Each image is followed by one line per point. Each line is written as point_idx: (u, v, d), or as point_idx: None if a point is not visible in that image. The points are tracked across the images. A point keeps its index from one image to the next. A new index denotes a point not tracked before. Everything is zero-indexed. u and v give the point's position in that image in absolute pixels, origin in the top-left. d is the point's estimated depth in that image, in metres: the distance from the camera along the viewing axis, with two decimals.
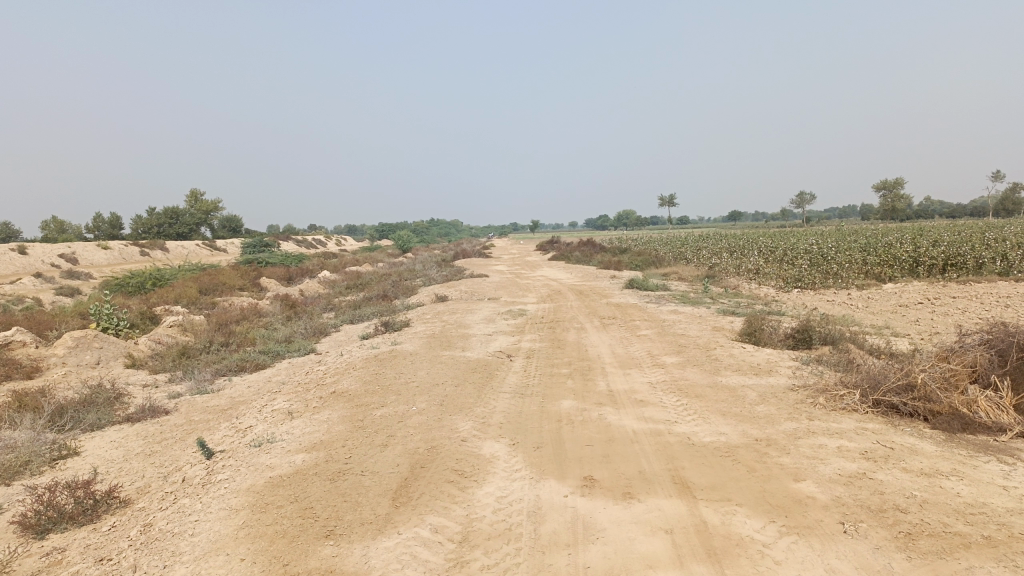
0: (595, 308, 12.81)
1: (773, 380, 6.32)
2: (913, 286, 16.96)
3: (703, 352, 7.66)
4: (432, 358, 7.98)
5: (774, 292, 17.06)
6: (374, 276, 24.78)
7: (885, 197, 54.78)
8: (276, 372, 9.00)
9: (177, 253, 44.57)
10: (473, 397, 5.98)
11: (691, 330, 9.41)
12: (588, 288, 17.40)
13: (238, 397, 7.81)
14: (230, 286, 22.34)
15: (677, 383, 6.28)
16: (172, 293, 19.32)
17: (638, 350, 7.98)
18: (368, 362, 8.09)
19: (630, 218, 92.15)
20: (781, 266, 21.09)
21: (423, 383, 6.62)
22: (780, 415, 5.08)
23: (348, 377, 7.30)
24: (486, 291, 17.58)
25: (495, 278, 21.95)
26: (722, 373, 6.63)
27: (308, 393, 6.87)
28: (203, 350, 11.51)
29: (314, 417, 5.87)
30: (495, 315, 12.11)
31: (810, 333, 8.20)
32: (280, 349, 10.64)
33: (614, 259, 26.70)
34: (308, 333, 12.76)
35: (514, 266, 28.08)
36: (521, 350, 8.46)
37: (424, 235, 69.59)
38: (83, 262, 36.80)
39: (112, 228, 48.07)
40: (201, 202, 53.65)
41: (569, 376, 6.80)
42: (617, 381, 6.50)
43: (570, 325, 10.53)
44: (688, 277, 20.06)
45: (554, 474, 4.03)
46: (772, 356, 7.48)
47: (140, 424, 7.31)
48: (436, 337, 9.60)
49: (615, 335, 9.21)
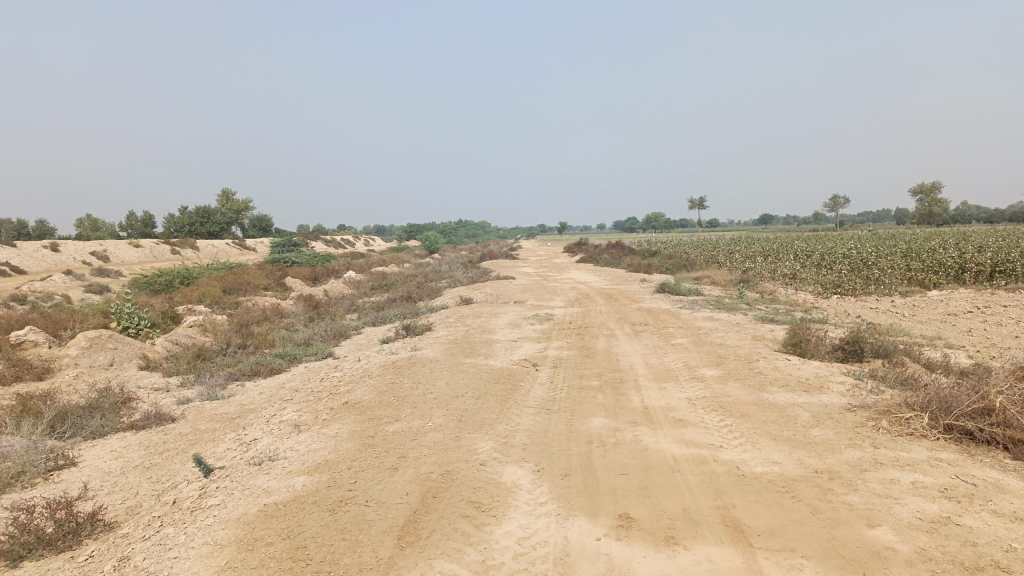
0: (625, 313, 12.26)
1: (826, 399, 5.73)
2: (961, 293, 16.12)
3: (744, 365, 7.08)
4: (453, 367, 7.48)
5: (813, 298, 16.33)
6: (399, 277, 24.40)
7: (923, 200, 53.36)
8: (290, 378, 8.57)
9: (206, 252, 44.72)
10: (494, 413, 5.47)
11: (729, 339, 8.82)
12: (618, 291, 16.83)
13: (248, 405, 7.38)
14: (255, 285, 22.11)
15: (718, 400, 5.71)
16: (195, 292, 19.10)
17: (673, 361, 7.42)
18: (384, 369, 7.62)
19: (659, 221, 91.04)
20: (819, 270, 20.32)
21: (441, 394, 6.13)
22: (840, 442, 4.50)
23: (363, 385, 6.85)
24: (513, 293, 17.10)
25: (523, 280, 21.46)
26: (768, 389, 6.06)
27: (319, 403, 6.42)
28: (220, 352, 11.13)
29: (323, 431, 5.40)
30: (520, 320, 11.59)
31: (861, 345, 7.57)
32: (297, 353, 10.22)
33: (645, 262, 26.07)
34: (328, 335, 12.38)
35: (541, 268, 27.62)
36: (548, 359, 7.95)
37: (452, 236, 69.43)
38: (113, 259, 36.96)
39: (145, 226, 48.52)
40: (232, 201, 53.98)
41: (599, 390, 6.26)
42: (652, 396, 5.95)
43: (600, 331, 9.99)
44: (722, 282, 19.38)
45: (584, 510, 3.50)
46: (821, 371, 6.88)
47: (144, 433, 6.92)
48: (457, 343, 9.11)
49: (648, 344, 8.65)
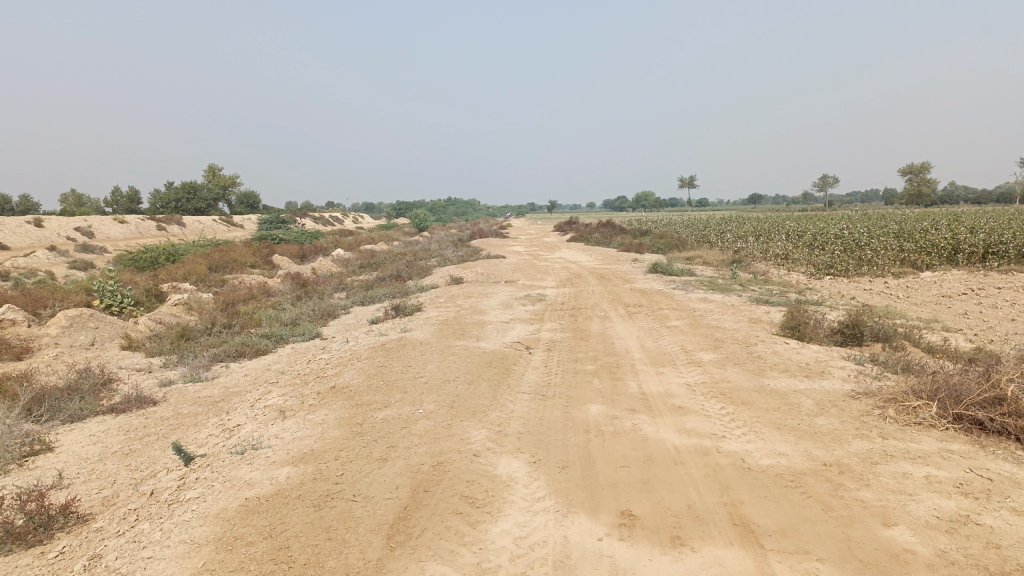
0: (619, 294, 12.07)
1: (829, 386, 5.57)
2: (954, 274, 16.03)
3: (743, 349, 6.91)
4: (444, 350, 7.27)
5: (806, 279, 16.19)
6: (388, 255, 24.10)
7: (913, 181, 53.29)
8: (276, 359, 8.35)
9: (193, 228, 44.18)
10: (487, 399, 5.28)
11: (726, 321, 8.64)
12: (610, 271, 16.65)
13: (232, 388, 7.16)
14: (241, 262, 21.79)
15: (718, 386, 5.54)
16: (180, 270, 18.77)
17: (670, 344, 7.24)
18: (373, 351, 7.41)
19: (648, 200, 90.79)
20: (811, 251, 20.19)
21: (432, 379, 5.92)
22: (847, 433, 4.33)
23: (351, 369, 6.63)
24: (504, 273, 16.88)
25: (513, 259, 21.23)
26: (769, 374, 5.89)
27: (305, 387, 6.20)
28: (204, 332, 10.87)
29: (309, 417, 5.19)
30: (512, 300, 11.39)
31: (861, 329, 7.42)
32: (283, 333, 9.98)
33: (636, 242, 25.90)
34: (315, 315, 12.13)
35: (532, 247, 27.38)
36: (541, 341, 7.75)
37: (441, 214, 69.03)
38: (98, 235, 36.42)
39: (130, 202, 47.86)
40: (219, 177, 53.34)
41: (594, 374, 6.08)
42: (650, 381, 5.78)
43: (593, 313, 9.80)
44: (714, 262, 19.22)
45: (584, 507, 3.32)
46: (821, 355, 6.72)
47: (124, 416, 6.69)
48: (448, 325, 8.90)
49: (643, 326, 8.47)
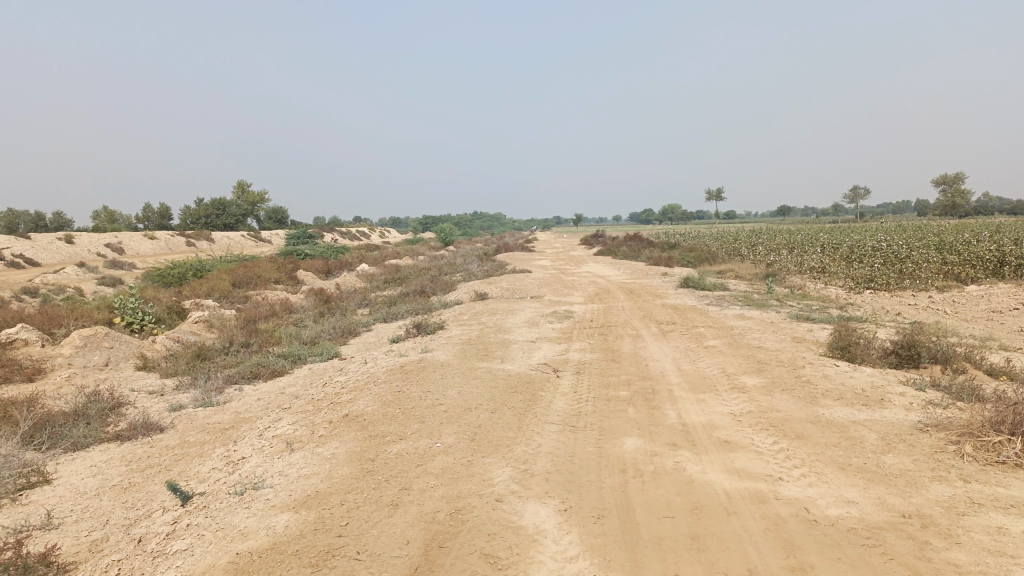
0: (650, 310, 11.56)
1: (891, 417, 5.01)
2: (1002, 288, 15.25)
3: (789, 373, 6.37)
4: (466, 373, 6.82)
5: (846, 294, 15.51)
6: (413, 270, 23.76)
7: (947, 191, 51.93)
8: (292, 381, 7.96)
9: (221, 244, 44.37)
10: (512, 431, 4.81)
11: (767, 340, 8.11)
12: (640, 286, 16.15)
13: (243, 414, 6.77)
14: (265, 278, 21.59)
15: (767, 417, 5.02)
16: (203, 287, 18.59)
17: (709, 367, 6.73)
18: (391, 374, 6.98)
19: (675, 212, 89.99)
20: (849, 264, 19.49)
21: (453, 407, 5.47)
22: (922, 477, 3.80)
23: (367, 394, 6.21)
24: (530, 288, 16.43)
25: (540, 274, 20.79)
26: (821, 403, 5.36)
27: (317, 415, 5.78)
28: (221, 351, 10.53)
29: (317, 451, 4.76)
30: (538, 317, 10.92)
31: (917, 349, 6.86)
32: (301, 353, 9.60)
33: (665, 255, 25.32)
34: (336, 333, 11.78)
35: (558, 261, 26.93)
36: (569, 363, 7.28)
37: (468, 228, 68.87)
38: (127, 251, 36.64)
39: (161, 218, 48.32)
40: (248, 193, 53.72)
41: (629, 402, 5.58)
42: (690, 411, 5.27)
43: (625, 331, 9.30)
44: (748, 276, 18.58)
45: (624, 570, 2.83)
46: (876, 380, 6.15)
47: (128, 445, 6.33)
48: (471, 344, 8.45)
49: (678, 346, 7.96)
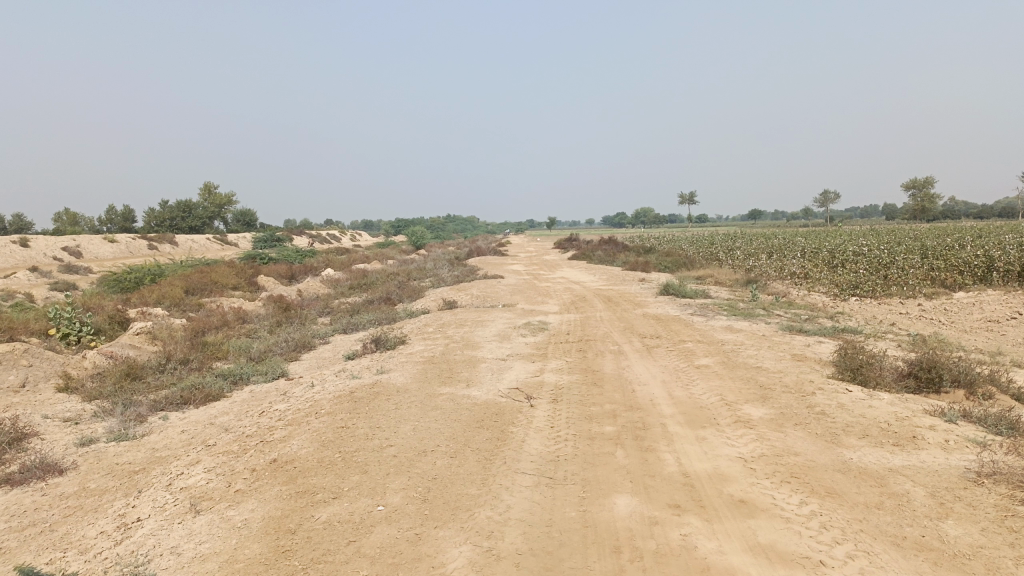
0: (631, 321, 10.70)
1: (933, 465, 4.14)
2: (993, 295, 14.58)
3: (799, 402, 5.49)
4: (424, 402, 5.84)
5: (832, 302, 14.75)
6: (380, 275, 22.67)
7: (916, 195, 52.05)
8: (226, 407, 6.92)
9: (184, 248, 42.79)
10: (474, 487, 3.86)
11: (765, 358, 7.27)
12: (618, 293, 15.30)
13: (161, 453, 5.73)
14: (223, 284, 20.38)
15: (784, 464, 4.12)
16: (153, 294, 17.38)
17: (705, 394, 5.84)
18: (338, 403, 5.99)
19: (648, 216, 89.32)
20: (831, 270, 18.81)
21: (404, 450, 4.51)
22: (1004, 559, 2.91)
23: (305, 429, 5.22)
24: (501, 296, 15.47)
25: (512, 280, 19.87)
26: (846, 444, 4.47)
27: (239, 459, 4.78)
28: (156, 370, 9.42)
29: (227, 516, 3.78)
30: (510, 330, 9.98)
31: (938, 372, 6.04)
32: (243, 371, 8.53)
33: (642, 260, 24.52)
34: (289, 346, 10.76)
35: (531, 266, 25.97)
36: (544, 387, 6.36)
37: (441, 231, 67.82)
38: (85, 255, 35.04)
39: (124, 220, 46.69)
40: (214, 195, 52.24)
41: (616, 442, 4.66)
42: (691, 455, 4.35)
43: (605, 347, 8.39)
44: (728, 283, 17.80)
45: None
46: (899, 412, 5.29)
47: (17, 491, 5.27)
48: (434, 365, 7.47)
49: (666, 366, 7.06)
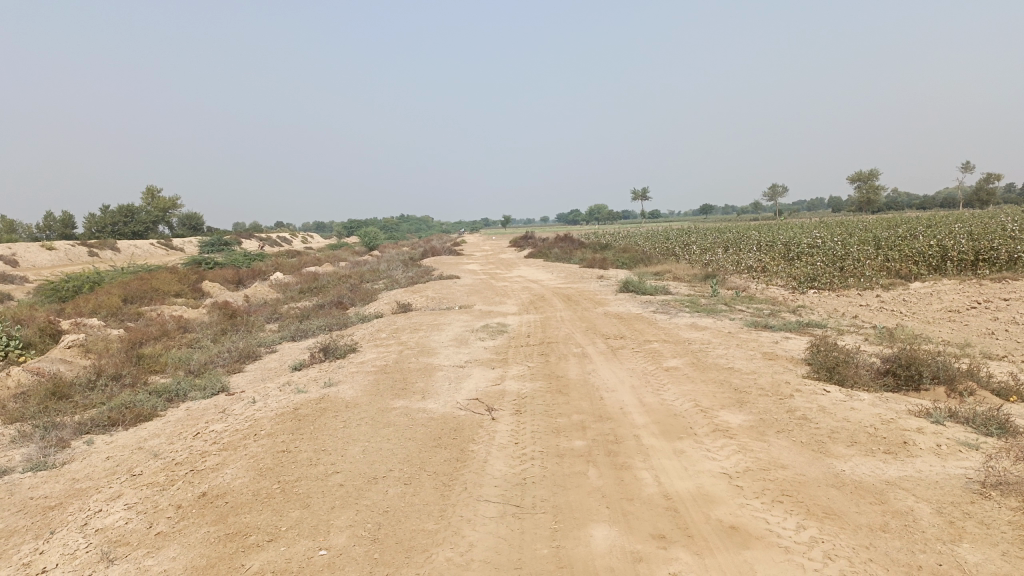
0: (592, 321, 10.34)
1: (931, 475, 3.82)
2: (948, 284, 14.60)
3: (779, 406, 5.15)
4: (374, 418, 5.34)
5: (791, 295, 14.62)
6: (331, 278, 21.93)
7: (861, 188, 53.06)
8: (158, 429, 6.31)
9: (126, 254, 41.19)
10: (432, 521, 3.39)
11: (735, 358, 6.94)
12: (577, 292, 14.95)
13: (80, 483, 5.11)
14: (165, 291, 19.45)
15: (774, 480, 3.75)
16: (89, 304, 16.42)
17: (679, 400, 5.45)
18: (280, 422, 5.46)
19: (602, 212, 89.55)
20: (787, 263, 18.77)
21: (352, 478, 4.01)
22: None
23: (240, 455, 4.68)
24: (457, 297, 14.97)
25: (468, 280, 19.37)
26: (835, 454, 4.13)
27: (165, 493, 4.23)
28: (86, 388, 8.67)
29: (144, 566, 3.24)
30: (467, 334, 9.51)
31: (917, 368, 5.77)
32: (180, 387, 7.88)
33: (599, 257, 24.29)
34: (234, 357, 10.12)
35: (487, 265, 25.55)
36: (507, 397, 5.91)
37: (395, 232, 66.88)
38: (22, 264, 33.44)
39: (63, 227, 44.82)
40: (159, 198, 50.53)
41: (587, 458, 4.24)
42: (671, 471, 3.96)
43: (568, 350, 7.99)
44: (687, 278, 17.61)
45: None
46: (883, 414, 4.98)
47: None
48: (386, 375, 6.96)
49: (634, 369, 6.67)
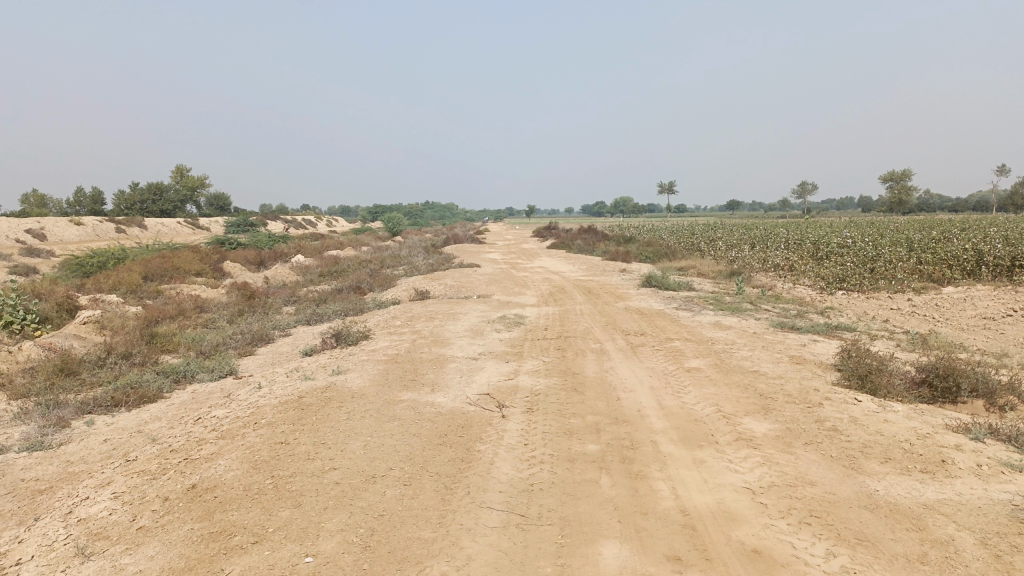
0: (613, 316, 10.06)
1: (973, 498, 3.51)
2: (984, 290, 14.10)
3: (806, 415, 4.85)
4: (380, 411, 5.11)
5: (819, 296, 14.21)
6: (352, 262, 21.79)
7: (893, 188, 52.00)
8: (161, 412, 6.14)
9: (152, 231, 41.45)
10: (429, 529, 3.15)
11: (760, 360, 6.64)
12: (598, 285, 14.67)
13: (74, 465, 4.94)
14: (186, 270, 19.42)
15: (800, 498, 3.46)
16: (109, 280, 16.40)
17: (700, 405, 5.16)
18: (283, 411, 5.25)
19: (627, 205, 88.76)
20: (815, 263, 18.31)
21: (349, 477, 3.78)
22: None
23: (237, 445, 4.48)
24: (476, 286, 14.73)
25: (489, 269, 19.15)
26: (867, 472, 3.83)
27: (154, 483, 4.03)
28: (95, 366, 8.55)
29: (121, 564, 3.04)
30: (483, 325, 9.27)
31: (955, 380, 5.44)
32: (188, 369, 7.72)
33: (622, 250, 23.94)
34: (246, 339, 9.97)
35: (509, 254, 25.33)
36: (520, 393, 5.66)
37: (419, 218, 66.83)
38: (50, 237, 33.74)
39: (93, 202, 45.24)
40: (187, 177, 50.84)
41: (600, 464, 3.98)
42: (690, 484, 3.68)
43: (586, 345, 7.71)
44: (712, 275, 17.23)
45: None
46: (919, 428, 4.66)
47: None
48: (396, 365, 6.74)
49: (653, 369, 6.39)
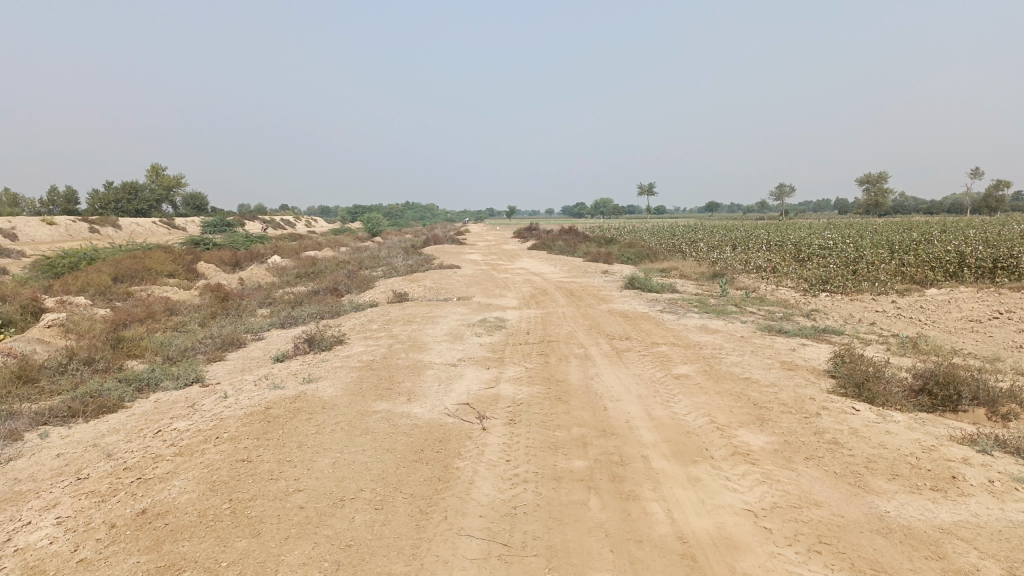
0: (596, 318, 9.78)
1: (990, 520, 3.26)
2: (967, 292, 14.00)
3: (805, 427, 4.58)
4: (351, 424, 4.78)
5: (803, 298, 14.04)
6: (330, 263, 21.37)
7: (870, 191, 52.31)
8: (119, 424, 5.75)
9: (126, 230, 40.65)
10: (401, 563, 2.83)
11: (751, 366, 6.38)
12: (581, 286, 14.40)
13: (18, 483, 4.55)
14: (158, 271, 18.91)
15: (807, 521, 3.19)
16: (77, 282, 15.87)
17: (692, 415, 4.88)
18: (247, 424, 4.90)
19: (608, 205, 88.70)
20: (798, 264, 18.18)
21: (314, 500, 3.46)
22: None
23: (195, 463, 4.13)
24: (456, 288, 14.39)
25: (469, 270, 18.83)
26: (875, 490, 3.57)
27: (102, 507, 3.68)
28: (55, 373, 8.12)
29: None
30: (462, 329, 8.95)
31: (955, 387, 5.21)
32: (152, 376, 7.33)
33: (604, 251, 23.71)
34: (217, 343, 9.57)
35: (490, 255, 25.03)
36: (501, 403, 5.35)
37: (398, 218, 66.34)
38: (21, 237, 32.91)
39: (66, 202, 44.32)
40: (163, 176, 49.98)
41: (588, 484, 3.68)
42: (686, 505, 3.40)
43: (570, 350, 7.41)
44: (694, 276, 17.03)
45: None
46: (923, 440, 4.42)
47: None
48: (371, 372, 6.40)
49: (640, 376, 6.10)
